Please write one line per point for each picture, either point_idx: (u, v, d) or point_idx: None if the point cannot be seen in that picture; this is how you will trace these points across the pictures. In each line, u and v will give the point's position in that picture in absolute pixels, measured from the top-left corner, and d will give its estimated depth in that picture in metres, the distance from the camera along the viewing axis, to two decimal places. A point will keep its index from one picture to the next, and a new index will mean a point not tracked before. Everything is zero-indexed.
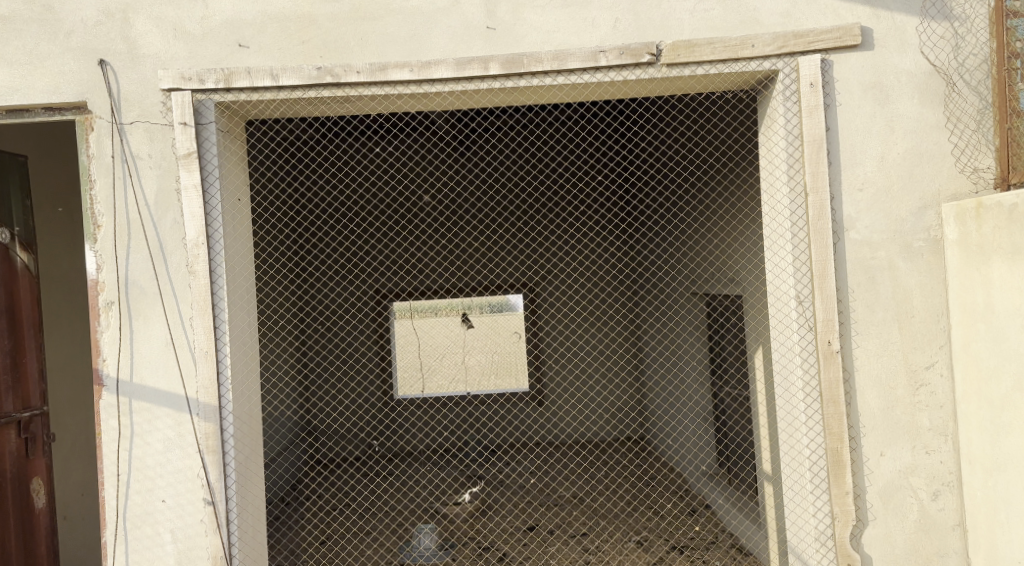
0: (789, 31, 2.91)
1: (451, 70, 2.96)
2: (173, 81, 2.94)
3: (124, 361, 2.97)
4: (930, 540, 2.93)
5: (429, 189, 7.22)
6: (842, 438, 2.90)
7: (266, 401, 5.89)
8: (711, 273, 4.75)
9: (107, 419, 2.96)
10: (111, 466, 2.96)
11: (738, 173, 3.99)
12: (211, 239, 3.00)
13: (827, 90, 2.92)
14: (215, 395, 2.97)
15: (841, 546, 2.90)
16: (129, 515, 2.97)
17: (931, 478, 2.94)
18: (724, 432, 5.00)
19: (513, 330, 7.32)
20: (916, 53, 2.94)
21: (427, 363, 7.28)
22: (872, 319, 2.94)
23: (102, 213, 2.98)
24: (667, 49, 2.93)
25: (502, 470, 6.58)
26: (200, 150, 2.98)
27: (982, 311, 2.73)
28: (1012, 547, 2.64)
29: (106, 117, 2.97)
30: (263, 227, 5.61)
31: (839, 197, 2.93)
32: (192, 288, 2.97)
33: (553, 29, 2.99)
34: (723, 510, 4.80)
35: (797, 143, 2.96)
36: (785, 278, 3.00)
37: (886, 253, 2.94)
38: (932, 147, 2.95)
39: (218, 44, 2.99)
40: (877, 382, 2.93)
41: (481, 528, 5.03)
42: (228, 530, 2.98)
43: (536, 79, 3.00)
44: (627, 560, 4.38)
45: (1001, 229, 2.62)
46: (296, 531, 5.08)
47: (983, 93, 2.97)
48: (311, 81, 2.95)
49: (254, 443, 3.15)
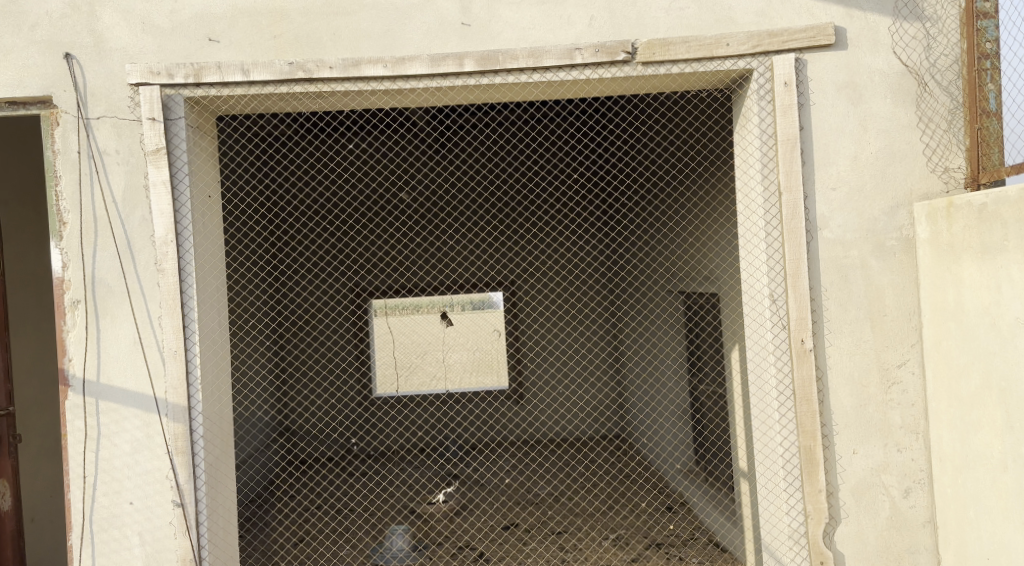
0: (763, 30, 2.91)
1: (425, 67, 2.93)
2: (141, 76, 2.88)
3: (91, 360, 2.92)
4: (902, 537, 2.95)
5: (408, 188, 7.17)
6: (815, 436, 2.91)
7: (241, 400, 5.81)
8: (688, 272, 4.78)
9: (73, 420, 2.90)
10: (77, 468, 2.90)
11: (713, 172, 4.01)
12: (181, 237, 2.95)
13: (801, 89, 2.93)
14: (184, 396, 2.92)
15: (814, 543, 2.92)
16: (96, 518, 2.91)
17: (903, 475, 2.96)
18: (702, 430, 5.00)
19: (494, 327, 7.42)
20: (889, 53, 2.96)
21: (405, 361, 7.35)
22: (845, 318, 2.95)
23: (67, 210, 2.91)
24: (643, 48, 2.93)
25: (481, 469, 6.55)
26: (169, 146, 2.93)
27: (953, 311, 2.75)
28: (980, 543, 2.66)
29: (72, 111, 2.91)
30: (238, 225, 5.53)
31: (813, 196, 2.94)
32: (161, 287, 2.92)
33: (528, 26, 2.97)
34: (700, 507, 4.81)
35: (771, 142, 2.97)
36: (759, 277, 3.01)
37: (859, 252, 2.96)
38: (904, 147, 2.97)
39: (188, 39, 2.93)
40: (849, 380, 2.95)
41: (457, 528, 5.00)
42: (198, 532, 2.93)
43: (512, 76, 2.98)
44: (604, 558, 4.38)
45: (971, 228, 2.64)
46: (270, 532, 5.01)
47: (954, 93, 2.99)
48: (283, 76, 2.91)
49: (224, 444, 3.11)
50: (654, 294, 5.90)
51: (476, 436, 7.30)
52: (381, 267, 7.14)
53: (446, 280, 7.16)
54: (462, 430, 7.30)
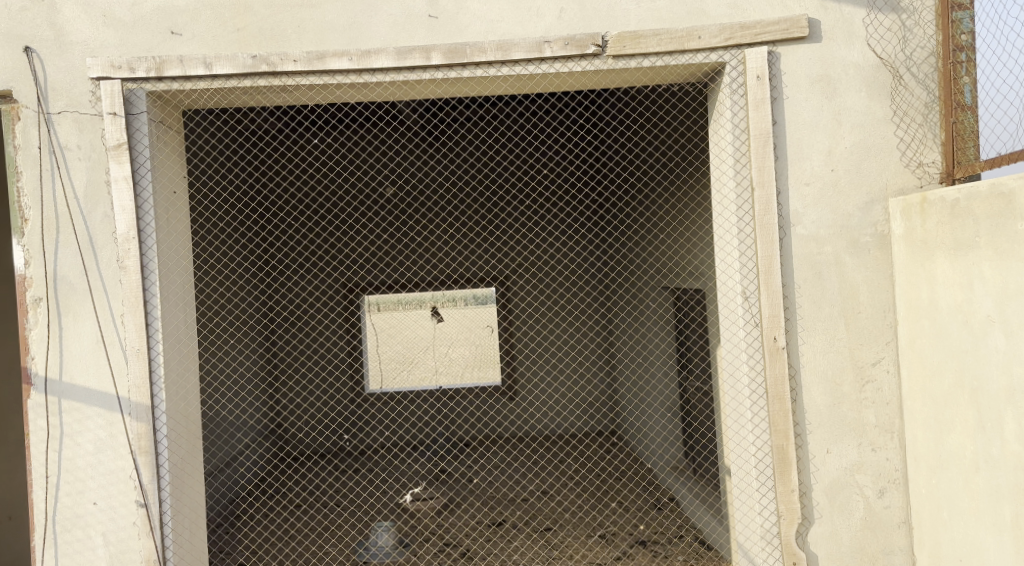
0: (736, 22, 2.85)
1: (391, 60, 2.88)
2: (102, 70, 2.83)
3: (54, 359, 2.88)
4: (876, 537, 2.91)
5: (396, 182, 7.10)
6: (788, 435, 2.87)
7: (227, 397, 5.82)
8: (674, 268, 4.74)
9: (35, 419, 2.86)
10: (40, 468, 2.86)
11: (690, 168, 3.99)
12: (143, 234, 2.90)
13: (774, 83, 2.88)
14: (147, 394, 2.88)
15: (787, 544, 2.87)
16: (59, 517, 2.87)
17: (878, 475, 2.92)
18: (689, 426, 4.94)
19: (486, 324, 7.79)
20: (863, 45, 2.91)
21: (399, 355, 7.79)
22: (818, 315, 2.90)
23: (29, 206, 2.87)
24: (613, 40, 2.87)
25: (471, 465, 6.51)
26: (131, 141, 2.89)
27: (927, 308, 2.70)
28: (953, 545, 2.62)
29: (33, 106, 2.86)
30: (215, 221, 5.49)
31: (786, 192, 2.89)
32: (123, 284, 2.87)
33: (496, 19, 2.92)
34: (688, 503, 4.78)
35: (743, 137, 2.91)
36: (731, 274, 2.97)
37: (833, 249, 2.91)
38: (879, 141, 2.91)
39: (150, 32, 2.88)
40: (823, 379, 2.90)
41: (443, 524, 4.98)
42: (162, 532, 2.89)
43: (480, 70, 2.93)
44: (588, 554, 4.35)
45: (944, 225, 2.59)
46: (255, 528, 5.00)
47: (930, 86, 2.94)
48: (246, 70, 2.86)
49: (190, 442, 3.08)
50: (643, 289, 5.83)
51: (466, 432, 7.25)
52: (370, 263, 7.08)
53: (435, 275, 7.13)
54: (452, 427, 7.24)
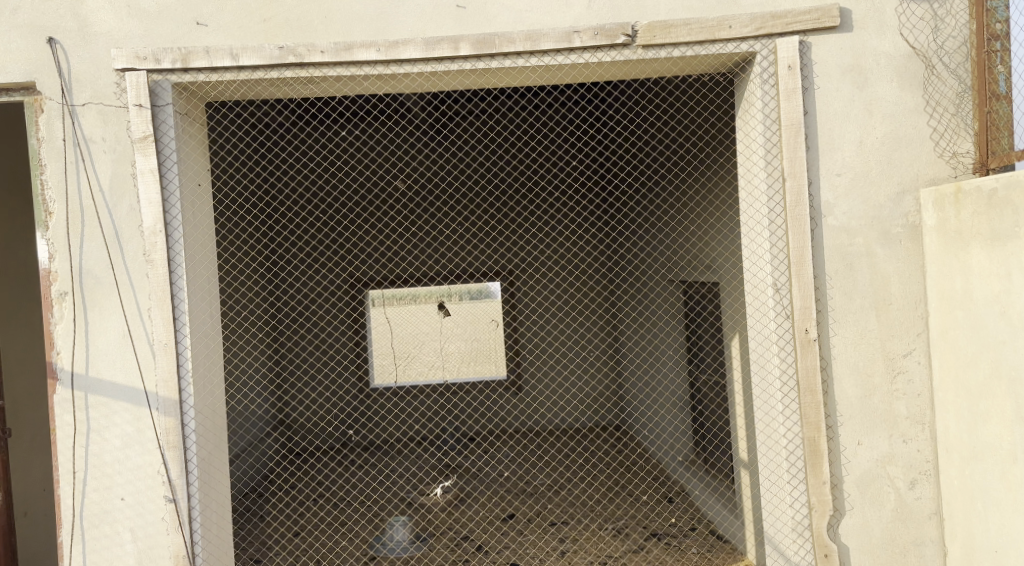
0: (767, 12, 2.83)
1: (420, 51, 2.85)
2: (127, 61, 2.80)
3: (80, 354, 2.85)
4: (907, 529, 2.91)
5: (402, 176, 7.06)
6: (819, 427, 2.86)
7: (237, 392, 5.77)
8: (688, 260, 4.71)
9: (62, 414, 2.83)
10: (67, 464, 2.84)
11: (714, 158, 3.96)
12: (170, 227, 2.88)
13: (805, 73, 2.86)
14: (175, 389, 2.85)
15: (818, 536, 2.86)
16: (87, 513, 2.85)
17: (909, 467, 2.91)
18: (702, 419, 4.91)
19: (491, 317, 7.31)
20: (895, 34, 2.89)
21: (403, 350, 7.23)
22: (850, 307, 2.89)
23: (53, 199, 2.84)
24: (643, 30, 2.85)
25: (481, 459, 6.49)
26: (157, 133, 2.85)
27: (961, 298, 2.69)
28: (988, 536, 2.61)
29: (56, 98, 2.82)
30: (230, 215, 5.45)
31: (817, 182, 2.88)
32: (150, 278, 2.85)
33: (525, 8, 2.89)
34: (700, 496, 4.77)
35: (774, 127, 2.90)
36: (762, 266, 2.95)
37: (864, 240, 2.90)
38: (911, 131, 2.90)
39: (176, 23, 2.85)
40: (853, 371, 2.89)
41: (457, 518, 4.97)
42: (190, 528, 2.87)
43: (508, 60, 2.91)
44: (605, 547, 4.33)
45: (980, 215, 2.57)
46: (268, 523, 4.98)
47: (962, 76, 2.92)
48: (273, 61, 2.83)
49: (217, 438, 3.05)
50: (653, 284, 5.81)
51: (474, 426, 7.24)
52: (377, 257, 7.06)
53: (442, 269, 7.11)
54: (460, 421, 7.24)
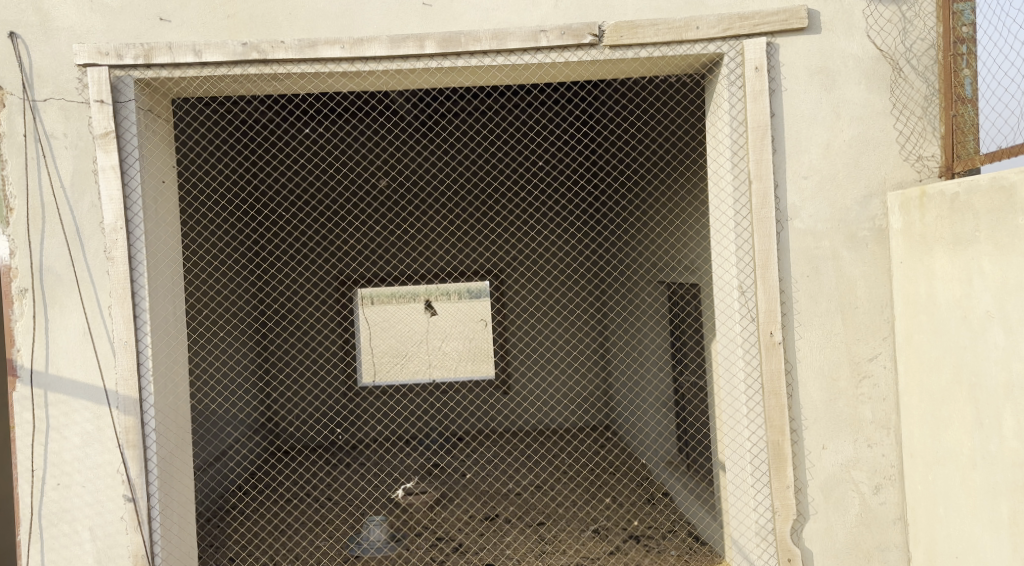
0: (734, 13, 2.81)
1: (385, 48, 2.83)
2: (89, 57, 2.78)
3: (39, 351, 2.82)
4: (871, 534, 2.89)
5: (386, 173, 7.02)
6: (783, 430, 2.84)
7: (221, 392, 5.77)
8: (669, 261, 4.69)
9: (20, 412, 2.81)
10: (25, 462, 2.81)
11: (687, 159, 3.96)
12: (131, 224, 2.85)
13: (772, 74, 2.84)
14: (135, 388, 2.83)
15: (782, 540, 2.85)
16: (46, 512, 2.83)
17: (873, 471, 2.90)
18: (684, 420, 4.88)
19: (481, 317, 7.85)
20: (863, 36, 2.87)
21: (395, 350, 7.58)
22: (815, 310, 2.88)
23: (14, 195, 2.81)
24: (610, 31, 2.83)
25: (464, 459, 6.48)
26: (118, 130, 2.83)
27: (925, 303, 2.68)
28: (949, 542, 2.60)
29: (17, 93, 2.80)
30: (203, 212, 5.40)
31: (783, 185, 2.86)
32: (110, 275, 2.83)
33: (491, 7, 2.86)
34: (681, 497, 4.75)
35: (741, 129, 2.88)
36: (728, 268, 2.94)
37: (830, 243, 2.88)
38: (878, 134, 2.88)
39: (139, 18, 2.83)
40: (819, 374, 2.88)
41: (435, 518, 4.95)
42: (150, 528, 2.85)
43: (474, 59, 2.89)
44: (581, 549, 4.31)
45: (943, 219, 2.56)
46: (245, 522, 4.95)
47: (930, 78, 2.91)
48: (236, 58, 2.81)
49: (180, 438, 3.04)
50: (636, 285, 5.77)
51: (459, 427, 7.20)
52: (361, 254, 7.03)
53: (427, 267, 7.09)
54: (444, 422, 7.21)
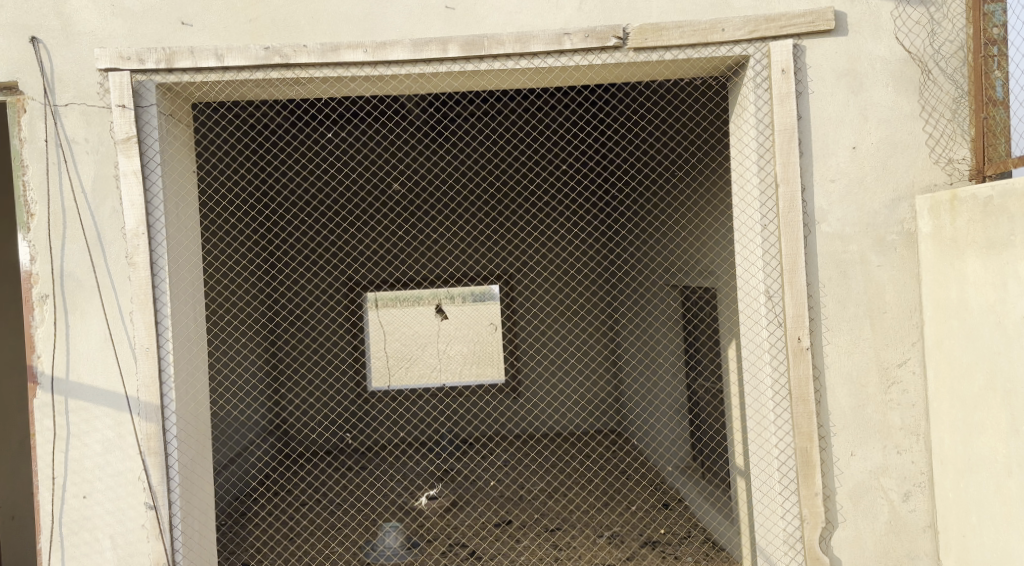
0: (761, 15, 2.79)
1: (408, 52, 2.81)
2: (111, 61, 2.77)
3: (60, 357, 2.80)
4: (900, 542, 2.85)
5: (397, 176, 7.02)
6: (812, 436, 2.80)
7: (234, 397, 5.76)
8: (685, 264, 4.66)
9: (41, 419, 2.78)
10: (46, 469, 2.79)
11: (707, 161, 3.97)
12: (153, 229, 2.84)
13: (799, 76, 2.82)
14: (157, 395, 2.81)
15: (810, 548, 2.81)
16: (66, 519, 2.80)
17: (903, 478, 2.86)
18: (699, 425, 4.84)
19: (490, 321, 7.31)
20: (891, 38, 2.84)
21: (402, 352, 7.28)
22: (844, 315, 2.84)
23: (35, 201, 2.79)
24: (634, 33, 2.80)
25: (476, 464, 6.44)
26: (140, 134, 2.82)
27: (957, 308, 2.64)
28: (982, 550, 2.56)
29: (39, 98, 2.78)
30: (218, 215, 5.38)
31: (811, 188, 2.83)
32: (132, 281, 2.81)
33: (515, 10, 2.84)
34: (697, 504, 4.69)
35: (767, 132, 2.85)
36: (754, 272, 2.89)
37: (858, 247, 2.85)
38: (906, 137, 2.85)
39: (161, 22, 2.81)
40: (847, 380, 2.84)
41: (453, 523, 4.92)
42: (171, 535, 2.82)
43: (497, 62, 2.86)
44: (597, 555, 4.26)
45: (975, 222, 2.52)
46: (258, 527, 4.91)
47: (959, 81, 2.87)
48: (258, 62, 2.80)
49: (199, 444, 3.01)
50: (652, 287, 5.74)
51: (470, 431, 7.17)
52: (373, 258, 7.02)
53: (439, 269, 7.07)
54: (456, 426, 7.17)
